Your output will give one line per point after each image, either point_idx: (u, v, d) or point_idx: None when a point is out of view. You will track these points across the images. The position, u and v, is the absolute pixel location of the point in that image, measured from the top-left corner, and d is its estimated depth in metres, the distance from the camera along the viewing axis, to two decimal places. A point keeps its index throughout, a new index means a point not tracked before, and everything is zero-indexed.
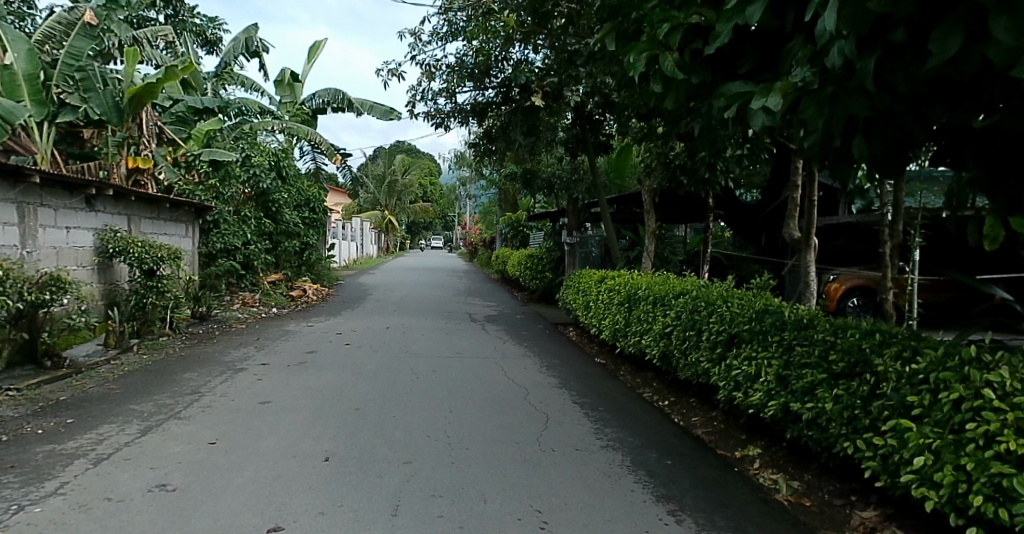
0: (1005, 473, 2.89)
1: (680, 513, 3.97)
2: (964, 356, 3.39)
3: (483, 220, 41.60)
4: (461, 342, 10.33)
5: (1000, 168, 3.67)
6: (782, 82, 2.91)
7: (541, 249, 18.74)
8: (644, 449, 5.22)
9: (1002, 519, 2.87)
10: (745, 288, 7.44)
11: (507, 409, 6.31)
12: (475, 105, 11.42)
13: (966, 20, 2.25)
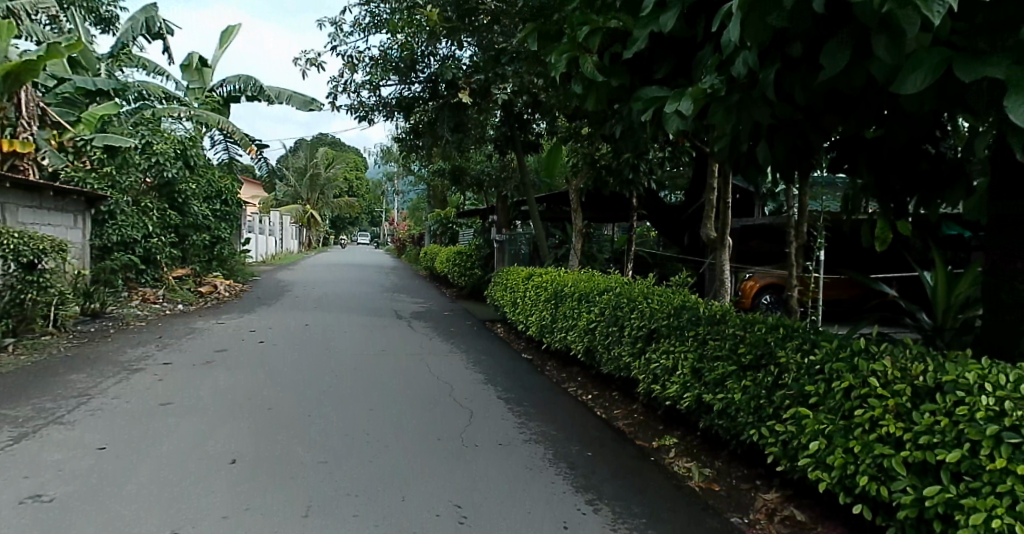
0: (887, 453, 3.10)
1: (598, 502, 4.10)
2: (854, 347, 3.66)
3: (412, 217, 41.28)
4: (384, 338, 10.26)
5: (888, 173, 4.03)
6: (693, 88, 3.00)
7: (469, 246, 18.79)
8: (567, 442, 5.34)
9: (884, 497, 3.09)
10: (665, 285, 7.72)
11: (429, 405, 6.33)
12: (401, 99, 11.26)
13: (853, 36, 2.41)
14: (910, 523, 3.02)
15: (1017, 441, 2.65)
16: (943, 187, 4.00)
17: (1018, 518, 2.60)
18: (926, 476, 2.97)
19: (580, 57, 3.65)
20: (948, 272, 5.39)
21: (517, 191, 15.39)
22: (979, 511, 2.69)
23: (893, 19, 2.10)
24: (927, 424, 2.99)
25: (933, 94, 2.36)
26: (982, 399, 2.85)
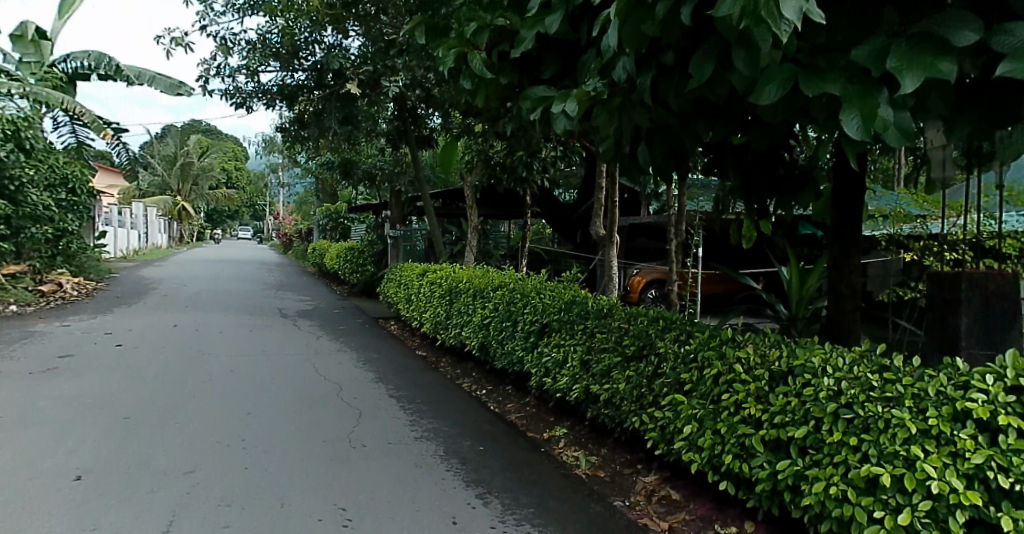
0: (748, 433, 3.36)
1: (488, 496, 4.18)
2: (723, 337, 3.95)
3: (300, 211, 39.95)
4: (267, 338, 9.90)
5: (752, 175, 4.36)
6: (577, 90, 3.11)
7: (361, 241, 18.44)
8: (459, 437, 5.40)
9: (744, 473, 3.34)
10: (557, 280, 7.93)
11: (315, 407, 6.19)
12: (282, 87, 10.61)
13: (719, 48, 2.58)
14: (766, 495, 3.28)
15: (852, 416, 2.94)
16: (797, 191, 4.40)
17: (849, 486, 2.84)
18: (779, 452, 3.23)
19: (467, 53, 3.68)
20: (801, 267, 5.87)
21: (411, 186, 15.21)
22: (819, 481, 2.95)
23: (748, 35, 2.26)
24: (781, 405, 3.26)
25: (785, 104, 2.56)
26: (824, 380, 3.14)
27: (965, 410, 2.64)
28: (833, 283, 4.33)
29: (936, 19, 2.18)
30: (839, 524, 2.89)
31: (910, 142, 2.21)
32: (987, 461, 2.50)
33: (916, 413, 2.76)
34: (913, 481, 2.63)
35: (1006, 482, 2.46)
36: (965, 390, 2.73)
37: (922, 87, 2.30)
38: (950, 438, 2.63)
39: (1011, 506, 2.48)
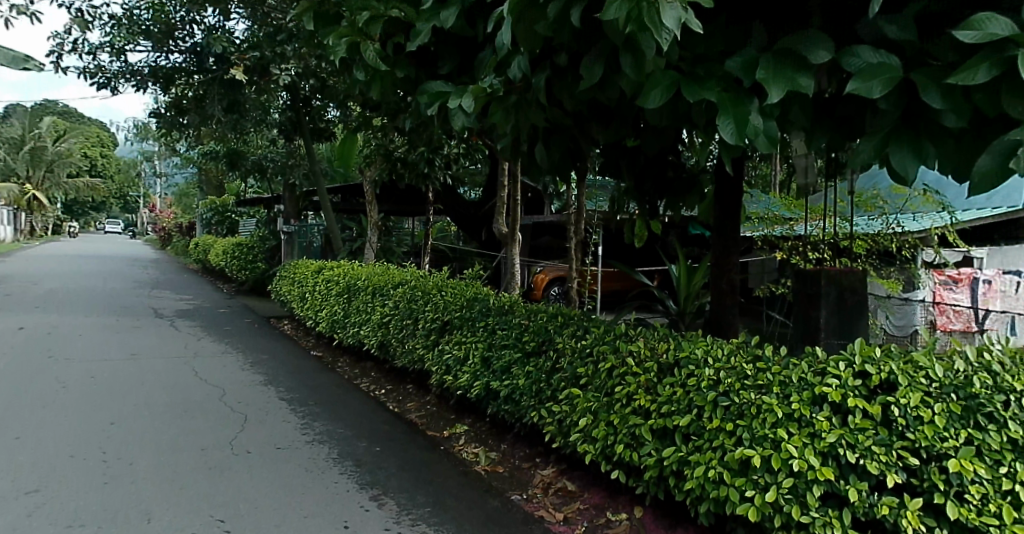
0: (638, 423, 3.50)
1: (383, 497, 4.14)
2: (617, 331, 4.10)
3: (182, 204, 37.74)
4: (145, 341, 9.31)
5: (643, 175, 4.53)
6: (473, 86, 3.12)
7: (251, 237, 17.67)
8: (352, 439, 5.31)
9: (634, 461, 3.48)
10: (460, 278, 7.93)
11: (195, 413, 5.90)
12: (156, 68, 10.04)
13: (608, 52, 2.67)
14: (654, 482, 3.43)
15: (729, 404, 3.13)
16: (684, 193, 4.64)
17: (725, 468, 3.02)
18: (665, 439, 3.39)
19: (360, 43, 3.61)
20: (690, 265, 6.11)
21: (306, 179, 14.72)
22: (700, 465, 3.12)
23: (634, 41, 2.35)
24: (667, 396, 3.42)
25: (668, 109, 2.68)
26: (705, 371, 3.33)
27: (822, 394, 2.87)
28: (714, 279, 4.59)
29: (800, 35, 2.35)
30: (717, 505, 3.08)
31: (777, 149, 2.37)
32: (839, 440, 2.73)
33: (782, 399, 2.97)
34: (779, 460, 2.83)
35: (853, 457, 2.68)
36: (822, 376, 2.96)
37: (786, 99, 2.48)
38: (810, 420, 2.84)
39: (855, 479, 2.69)
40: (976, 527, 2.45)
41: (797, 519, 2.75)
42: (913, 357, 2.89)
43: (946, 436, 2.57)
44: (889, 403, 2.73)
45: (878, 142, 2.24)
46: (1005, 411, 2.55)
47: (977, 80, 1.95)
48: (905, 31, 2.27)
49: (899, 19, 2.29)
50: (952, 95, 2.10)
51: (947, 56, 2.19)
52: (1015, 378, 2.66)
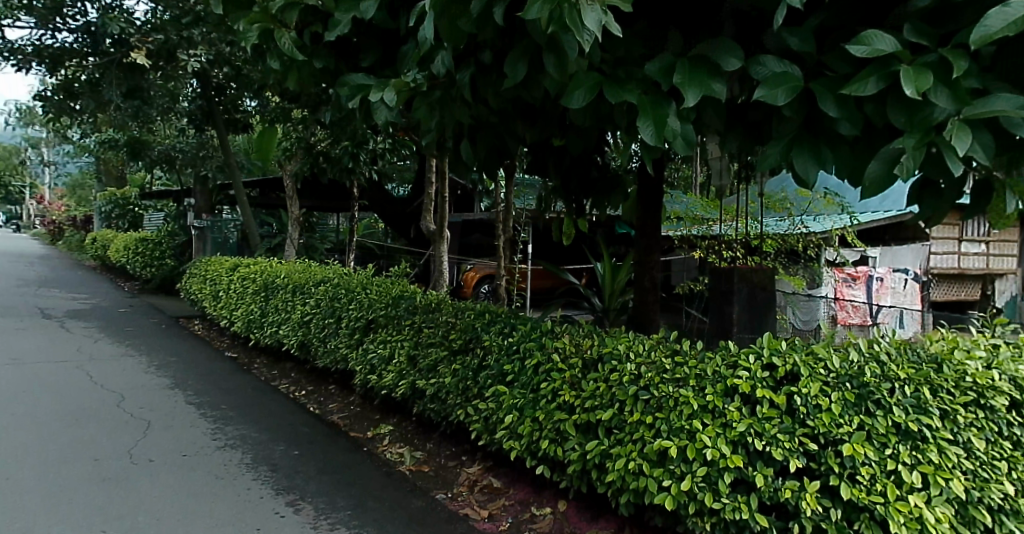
0: (563, 418, 3.53)
1: (300, 502, 4.05)
2: (543, 328, 4.15)
3: (77, 196, 35.49)
4: (36, 344, 8.72)
5: (570, 174, 4.60)
6: (396, 80, 3.09)
7: (158, 232, 16.82)
8: (268, 443, 5.15)
9: (558, 455, 3.52)
10: (385, 275, 7.82)
11: (89, 422, 5.57)
12: (42, 48, 9.32)
13: (531, 51, 2.69)
14: (577, 475, 3.48)
15: (648, 397, 3.22)
16: (608, 194, 4.66)
17: (644, 459, 3.10)
18: (589, 433, 3.44)
19: (276, 31, 3.49)
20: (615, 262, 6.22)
21: (219, 172, 14.13)
22: (621, 457, 3.18)
23: (557, 41, 2.38)
24: (591, 390, 3.48)
25: (591, 110, 2.73)
26: (627, 365, 3.41)
27: (733, 385, 2.99)
28: (638, 276, 4.70)
29: (714, 42, 2.44)
30: (637, 495, 3.15)
31: (693, 150, 2.46)
32: (747, 429, 2.86)
33: (698, 391, 3.08)
34: (694, 451, 2.94)
35: (760, 444, 2.81)
36: (733, 369, 3.09)
37: (701, 102, 2.57)
38: (722, 411, 2.96)
39: (762, 465, 2.83)
40: (864, 505, 2.66)
41: (710, 505, 2.86)
42: (813, 349, 3.05)
43: (842, 422, 2.74)
44: (792, 392, 2.88)
45: (783, 147, 2.37)
46: (892, 398, 2.76)
47: (867, 91, 2.11)
48: (805, 43, 2.37)
49: (803, 30, 2.40)
50: (847, 105, 2.23)
51: (841, 68, 2.30)
52: (899, 367, 2.90)
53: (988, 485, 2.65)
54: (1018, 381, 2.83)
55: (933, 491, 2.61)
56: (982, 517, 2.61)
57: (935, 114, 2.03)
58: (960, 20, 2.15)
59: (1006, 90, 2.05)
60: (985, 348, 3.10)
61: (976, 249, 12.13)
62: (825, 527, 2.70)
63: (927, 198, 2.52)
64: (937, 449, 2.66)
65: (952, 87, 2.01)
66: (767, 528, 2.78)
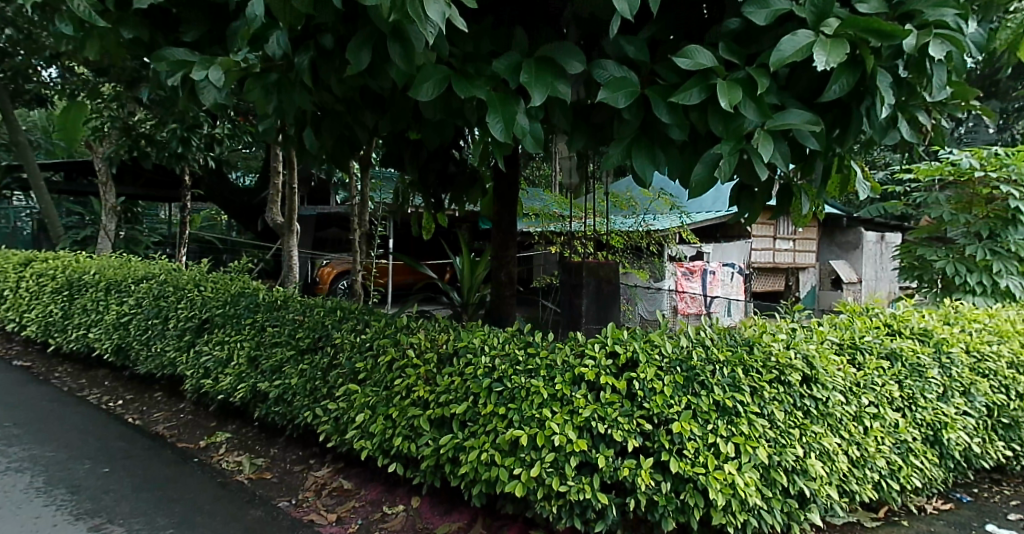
0: (417, 414, 3.49)
1: (107, 526, 3.62)
2: (398, 325, 4.06)
3: None
4: None
5: (428, 166, 4.55)
6: (224, 58, 2.86)
7: None
8: (69, 462, 4.58)
9: (412, 452, 3.47)
10: (223, 271, 7.29)
11: None
12: None
13: (373, 39, 2.60)
14: (430, 470, 3.45)
15: (501, 389, 3.22)
16: (467, 189, 4.76)
17: (496, 449, 3.11)
18: (443, 428, 3.42)
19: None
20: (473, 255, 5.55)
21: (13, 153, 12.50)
22: (474, 449, 3.17)
23: (403, 29, 2.33)
24: (446, 385, 3.43)
25: (442, 103, 2.69)
26: (481, 359, 3.39)
27: (581, 374, 3.10)
28: (494, 271, 4.70)
29: (559, 43, 2.49)
30: (488, 485, 3.17)
31: (541, 148, 2.52)
32: (592, 414, 2.97)
33: (548, 381, 3.13)
34: (543, 437, 2.98)
35: (603, 427, 2.93)
36: (581, 358, 3.19)
37: (548, 102, 2.62)
38: (570, 399, 3.05)
39: (604, 447, 2.95)
40: (688, 476, 2.86)
41: (556, 488, 2.93)
42: (650, 337, 3.24)
43: (672, 403, 2.96)
44: (632, 378, 3.04)
45: (623, 148, 2.43)
46: (713, 379, 3.03)
47: (691, 101, 2.20)
48: (640, 52, 2.44)
49: (639, 38, 2.49)
50: (677, 111, 2.30)
51: (670, 78, 2.37)
52: (719, 350, 3.17)
53: (784, 449, 2.98)
54: (809, 358, 3.22)
55: (744, 458, 2.89)
56: (779, 477, 2.94)
57: (745, 125, 2.18)
58: (762, 43, 2.32)
59: (800, 108, 2.27)
60: (785, 332, 3.48)
61: (785, 246, 13.33)
62: (656, 499, 2.87)
63: (744, 200, 2.73)
64: (747, 422, 2.96)
65: (758, 102, 2.18)
66: (608, 506, 2.91)
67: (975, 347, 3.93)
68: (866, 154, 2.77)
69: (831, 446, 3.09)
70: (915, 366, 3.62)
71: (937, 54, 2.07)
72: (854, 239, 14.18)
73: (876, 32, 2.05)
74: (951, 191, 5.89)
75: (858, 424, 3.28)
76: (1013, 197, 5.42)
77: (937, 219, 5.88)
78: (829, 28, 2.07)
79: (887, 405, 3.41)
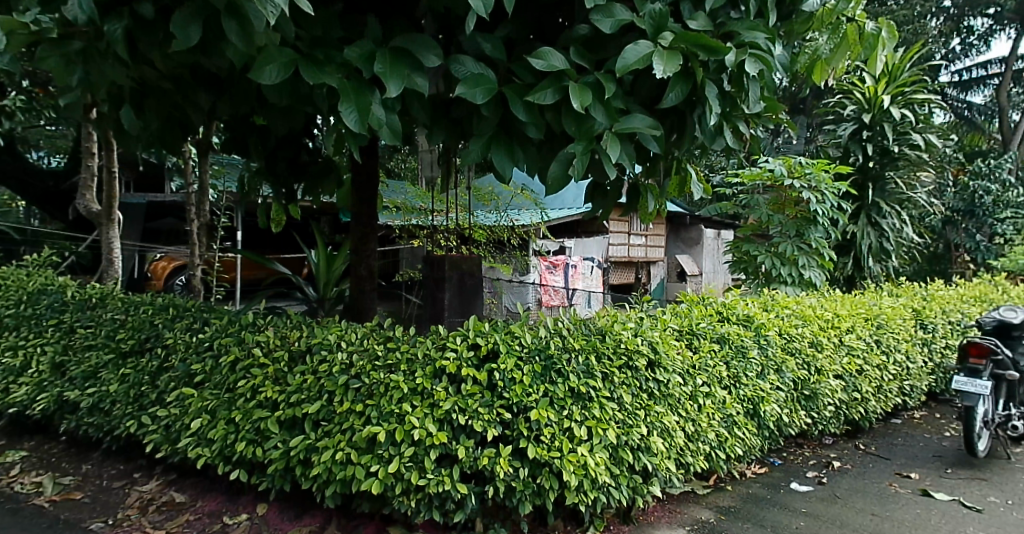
0: (263, 417, 3.28)
1: None
2: (242, 323, 3.78)
3: None
4: None
5: (276, 152, 4.27)
6: (9, 19, 2.48)
7: None
8: None
9: (257, 456, 3.27)
10: (18, 265, 6.16)
11: None
12: None
13: (204, 14, 2.40)
14: (279, 474, 3.26)
15: (359, 386, 3.13)
16: (321, 179, 4.45)
17: (352, 448, 3.03)
18: (294, 429, 3.24)
19: None
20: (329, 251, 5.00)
21: None
22: (328, 449, 3.06)
23: (239, 6, 2.19)
24: (297, 384, 3.26)
25: (287, 88, 2.56)
26: (337, 355, 3.26)
27: (442, 366, 3.08)
28: (353, 264, 4.49)
29: (414, 35, 2.46)
30: (343, 485, 3.08)
31: (399, 140, 2.50)
32: (453, 406, 2.99)
33: (408, 376, 3.09)
34: (402, 432, 2.96)
35: (464, 419, 2.97)
36: (442, 350, 3.17)
37: (405, 94, 2.59)
38: (431, 392, 3.04)
39: (464, 438, 2.99)
40: (545, 460, 2.98)
41: (415, 483, 2.93)
42: (511, 328, 3.28)
43: (531, 392, 3.05)
44: (493, 369, 3.08)
45: (483, 144, 2.47)
46: (569, 367, 3.16)
47: (545, 102, 2.30)
48: (496, 51, 2.49)
49: (496, 37, 2.54)
50: (533, 110, 2.38)
51: (525, 77, 2.44)
52: (575, 338, 3.31)
53: (630, 429, 3.19)
54: (654, 343, 3.45)
55: (595, 440, 3.06)
56: (625, 455, 3.16)
57: (596, 126, 2.33)
58: (609, 50, 2.47)
59: (644, 113, 2.46)
60: (635, 320, 3.69)
61: (639, 240, 13.45)
62: (514, 485, 2.97)
63: (597, 198, 2.97)
64: (598, 406, 3.12)
65: (606, 106, 2.32)
66: (466, 495, 2.98)
67: (785, 331, 4.30)
68: (702, 158, 3.06)
69: (669, 424, 3.35)
70: (739, 347, 3.97)
71: (752, 70, 2.33)
72: (696, 235, 14.89)
73: (703, 47, 2.26)
74: (770, 194, 6.66)
75: (693, 402, 3.56)
76: (812, 201, 6.16)
77: (757, 218, 6.64)
78: (665, 40, 2.26)
79: (717, 384, 3.74)
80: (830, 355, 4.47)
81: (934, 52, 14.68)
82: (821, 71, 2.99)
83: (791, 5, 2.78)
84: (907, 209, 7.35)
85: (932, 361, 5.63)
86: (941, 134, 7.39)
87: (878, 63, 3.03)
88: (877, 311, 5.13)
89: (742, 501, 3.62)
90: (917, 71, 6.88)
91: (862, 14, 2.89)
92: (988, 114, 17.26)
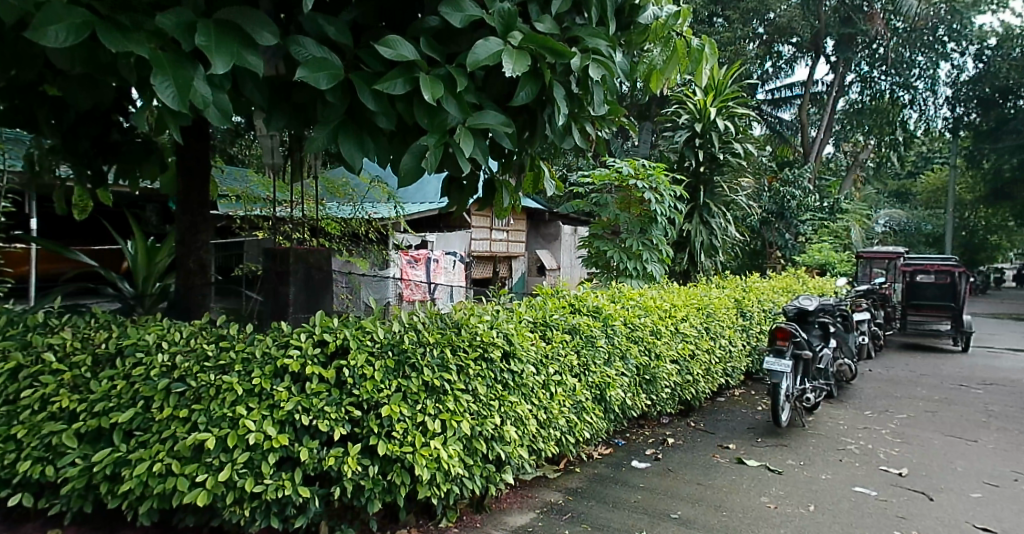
0: (55, 431, 2.86)
1: None
2: (26, 324, 3.29)
3: None
4: None
5: (79, 130, 3.68)
6: None
7: None
8: None
9: (48, 476, 2.86)
10: None
11: None
12: None
13: None
14: (77, 494, 2.88)
15: (184, 389, 2.83)
16: (138, 160, 3.90)
17: (174, 458, 2.76)
18: (98, 442, 2.87)
19: None
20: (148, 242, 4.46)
21: None
22: (143, 462, 2.77)
23: None
24: (104, 391, 2.87)
25: (84, 54, 2.23)
26: (158, 356, 2.91)
27: (283, 365, 2.89)
28: (179, 257, 3.99)
29: (244, 8, 2.27)
30: (161, 499, 2.80)
31: (228, 122, 2.31)
32: (295, 406, 2.82)
33: (243, 377, 2.85)
34: (235, 438, 2.75)
35: (307, 419, 2.81)
36: (284, 348, 2.96)
37: (237, 73, 2.39)
38: (270, 393, 2.84)
39: (308, 439, 2.84)
40: (396, 456, 2.94)
41: (251, 490, 2.74)
42: (362, 323, 3.16)
43: (382, 388, 2.97)
44: (341, 366, 2.95)
45: (328, 132, 2.36)
46: (423, 361, 3.11)
47: (394, 91, 2.26)
48: (342, 35, 2.38)
49: (340, 20, 2.43)
50: (382, 100, 2.33)
51: (374, 65, 2.38)
52: (430, 332, 3.26)
53: (485, 420, 3.21)
54: (509, 335, 3.49)
55: (448, 433, 3.05)
56: (480, 446, 3.19)
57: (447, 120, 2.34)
58: (460, 44, 2.48)
59: (495, 109, 2.50)
60: (490, 314, 3.71)
61: (501, 235, 13.58)
62: (363, 484, 2.90)
63: (453, 192, 3.03)
64: (453, 399, 3.11)
65: (457, 99, 2.33)
66: (310, 498, 2.84)
67: (629, 321, 4.60)
68: (553, 155, 3.18)
69: (523, 412, 3.41)
70: (589, 337, 4.18)
71: (594, 75, 2.46)
72: (555, 232, 15.40)
73: (549, 49, 2.36)
74: (618, 194, 7.17)
75: (546, 391, 3.67)
76: (653, 200, 6.68)
77: (607, 217, 7.11)
78: (514, 39, 2.31)
79: (568, 372, 3.91)
80: (667, 342, 4.86)
81: (751, 70, 16.52)
82: (657, 80, 3.22)
83: (628, 16, 3.07)
84: (731, 211, 8.19)
85: (750, 344, 6.40)
86: (758, 145, 8.31)
87: (703, 77, 3.31)
88: (706, 302, 5.68)
89: (587, 482, 3.84)
90: (738, 87, 7.71)
91: (688, 29, 3.17)
92: (795, 130, 19.58)
